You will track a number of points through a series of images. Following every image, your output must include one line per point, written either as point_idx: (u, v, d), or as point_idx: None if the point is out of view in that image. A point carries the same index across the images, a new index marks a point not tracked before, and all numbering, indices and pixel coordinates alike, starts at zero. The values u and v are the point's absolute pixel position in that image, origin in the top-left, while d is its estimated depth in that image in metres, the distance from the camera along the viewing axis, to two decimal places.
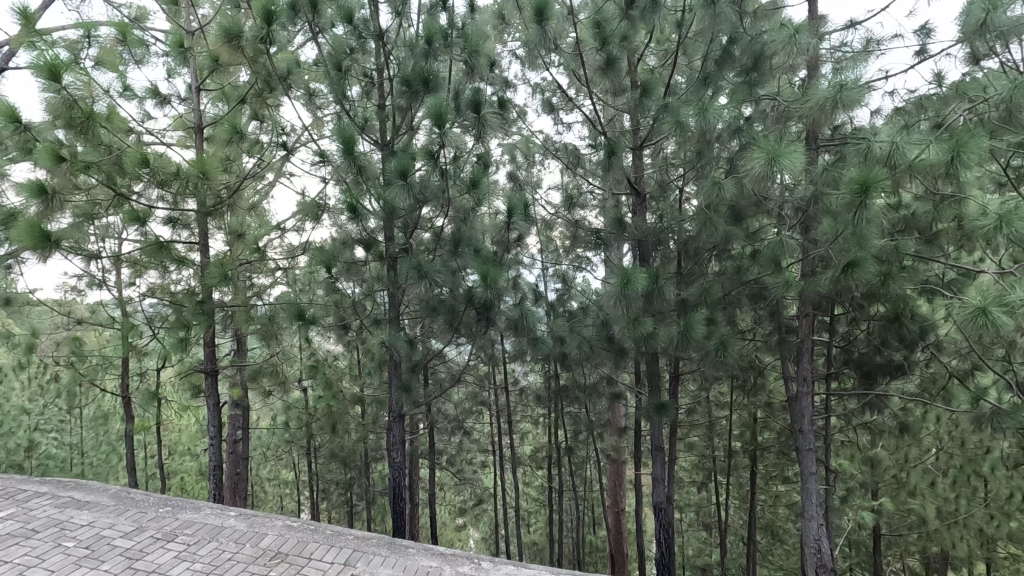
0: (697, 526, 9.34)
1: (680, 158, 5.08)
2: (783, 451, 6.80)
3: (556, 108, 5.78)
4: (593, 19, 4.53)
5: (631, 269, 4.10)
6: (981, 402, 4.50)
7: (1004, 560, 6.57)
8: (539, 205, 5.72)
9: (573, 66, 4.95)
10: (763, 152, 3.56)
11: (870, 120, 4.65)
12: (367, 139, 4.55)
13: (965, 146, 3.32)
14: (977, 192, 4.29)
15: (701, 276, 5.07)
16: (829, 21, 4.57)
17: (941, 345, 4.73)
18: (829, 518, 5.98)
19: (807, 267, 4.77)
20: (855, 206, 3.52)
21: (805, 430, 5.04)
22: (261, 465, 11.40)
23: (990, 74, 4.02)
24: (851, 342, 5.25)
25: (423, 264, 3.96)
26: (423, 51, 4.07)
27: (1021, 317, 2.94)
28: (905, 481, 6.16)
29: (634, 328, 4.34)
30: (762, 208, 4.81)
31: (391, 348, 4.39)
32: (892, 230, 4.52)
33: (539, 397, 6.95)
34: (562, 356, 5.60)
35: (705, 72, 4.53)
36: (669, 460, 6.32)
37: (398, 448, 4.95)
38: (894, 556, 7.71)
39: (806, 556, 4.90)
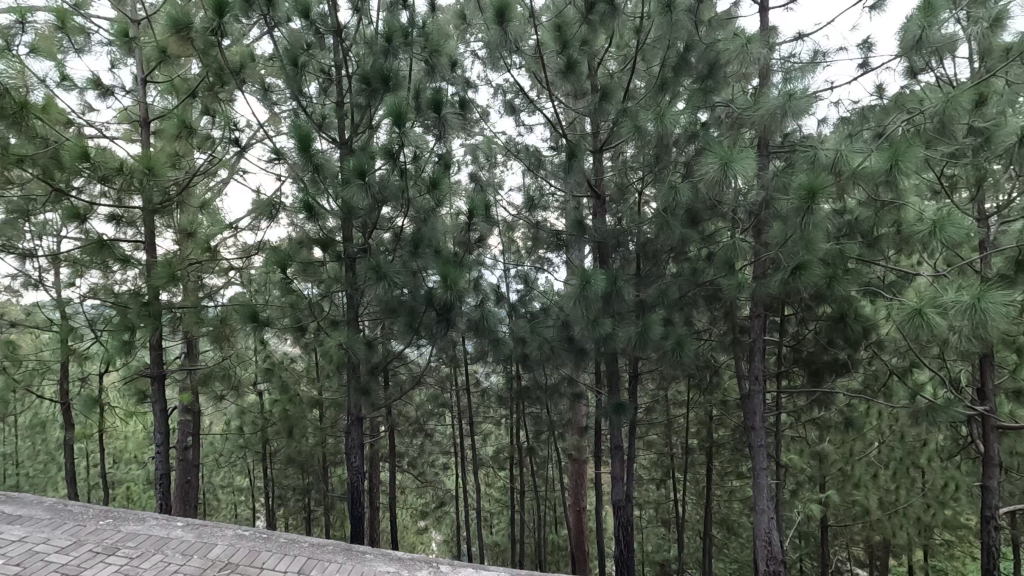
0: (656, 522, 9.52)
1: (639, 161, 5.18)
2: (737, 447, 7.01)
3: (518, 109, 5.81)
4: (553, 22, 4.58)
5: (590, 270, 4.16)
6: (918, 398, 4.77)
7: (940, 546, 7.00)
8: (501, 206, 5.74)
9: (534, 68, 4.97)
10: (718, 157, 3.68)
11: (818, 128, 4.85)
12: (325, 137, 4.46)
13: (903, 155, 3.52)
14: (915, 199, 4.53)
15: (659, 277, 5.18)
16: (780, 32, 4.75)
17: (883, 344, 4.98)
18: (780, 512, 6.21)
19: (759, 269, 4.94)
20: (802, 212, 3.67)
21: (756, 427, 5.22)
22: (213, 473, 11.02)
23: (927, 88, 4.25)
24: (800, 341, 5.46)
25: (382, 264, 3.90)
26: (383, 49, 4.01)
27: (952, 318, 3.14)
28: (850, 473, 6.46)
29: (594, 329, 4.41)
30: (717, 212, 4.95)
31: (349, 350, 4.30)
32: (837, 234, 4.73)
33: (501, 398, 6.96)
34: (524, 357, 5.63)
35: (662, 78, 4.65)
36: (629, 458, 6.41)
37: (357, 452, 4.86)
38: (841, 545, 8.09)
39: (757, 549, 5.05)
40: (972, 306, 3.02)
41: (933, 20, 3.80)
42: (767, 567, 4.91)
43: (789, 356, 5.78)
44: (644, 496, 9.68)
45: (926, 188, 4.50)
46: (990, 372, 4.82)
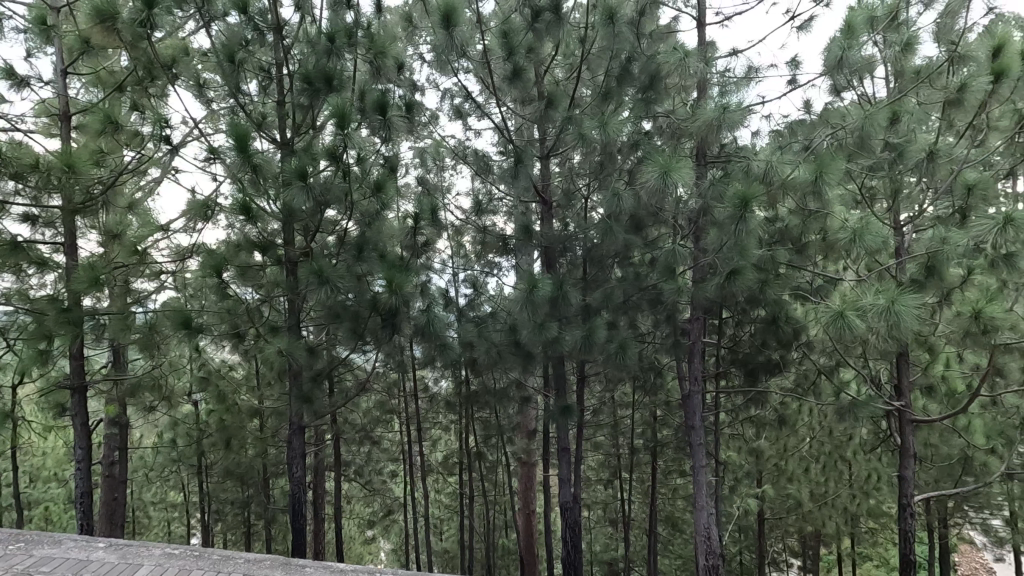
0: (604, 522, 9.69)
1: (585, 168, 5.29)
2: (680, 446, 7.24)
3: (466, 114, 5.82)
4: (500, 29, 4.62)
5: (537, 275, 4.22)
6: (843, 395, 5.09)
7: (865, 534, 7.47)
8: (450, 210, 5.71)
9: (482, 73, 4.98)
10: (657, 165, 3.81)
11: (751, 140, 5.10)
12: (265, 137, 4.30)
13: (826, 168, 3.76)
14: (839, 209, 4.84)
15: (605, 281, 5.30)
16: (716, 48, 4.98)
17: (811, 345, 5.29)
18: (720, 507, 6.45)
19: (698, 274, 5.14)
20: (736, 219, 3.85)
21: (696, 426, 5.41)
22: (143, 489, 10.38)
23: (849, 105, 4.56)
24: (737, 342, 5.71)
25: (324, 269, 3.79)
26: (326, 49, 3.92)
27: (870, 320, 3.38)
28: (784, 468, 6.83)
29: (540, 333, 4.46)
30: (659, 218, 5.11)
31: (290, 357, 4.17)
32: (770, 241, 4.98)
33: (450, 403, 6.90)
34: (472, 362, 5.61)
35: (607, 88, 4.78)
36: (576, 459, 6.49)
37: (298, 462, 4.71)
38: (776, 537, 8.49)
39: (697, 544, 5.24)
40: (887, 309, 3.27)
41: (852, 42, 4.11)
42: (706, 561, 5.10)
43: (727, 357, 6.03)
44: (592, 497, 9.84)
45: (849, 198, 4.82)
46: (906, 370, 5.19)
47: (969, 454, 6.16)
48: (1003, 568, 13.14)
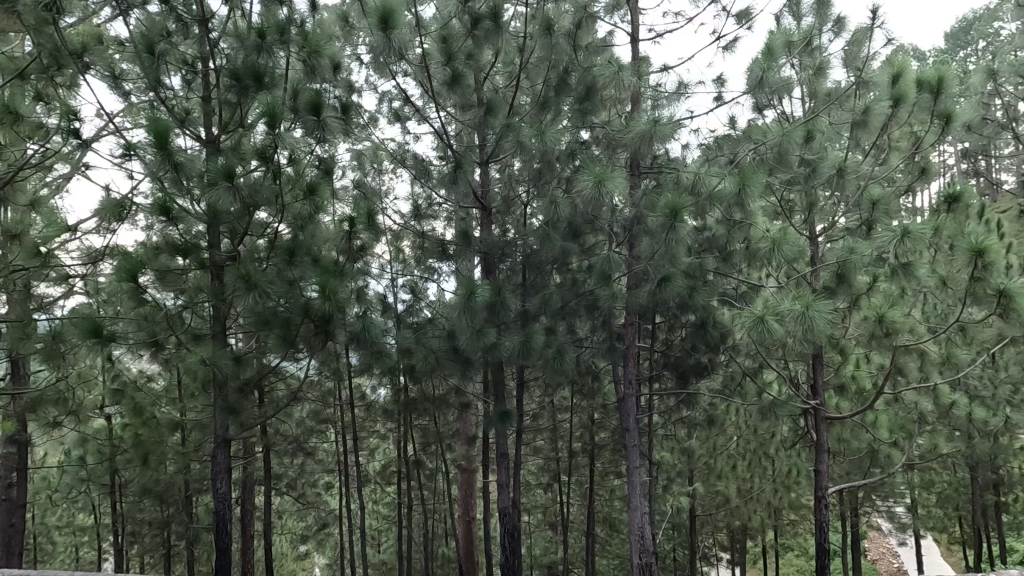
0: (543, 526, 9.76)
1: (524, 174, 5.34)
2: (617, 448, 7.41)
3: (405, 117, 5.75)
4: (438, 34, 4.61)
5: (475, 281, 4.21)
6: (765, 395, 5.39)
7: (786, 526, 7.92)
8: (387, 214, 5.60)
9: (421, 77, 4.94)
10: (592, 175, 3.91)
11: (682, 152, 5.32)
12: (188, 134, 4.06)
13: (748, 181, 4.00)
14: (761, 219, 5.13)
15: (543, 287, 5.37)
16: (649, 63, 5.19)
17: (736, 349, 5.57)
18: (653, 506, 6.66)
19: (632, 280, 5.29)
20: (667, 229, 4.01)
21: (631, 428, 5.57)
22: (46, 513, 9.44)
23: (770, 122, 4.85)
24: (669, 346, 5.93)
25: (252, 273, 3.62)
26: (256, 45, 3.77)
27: (788, 324, 3.62)
28: (713, 466, 7.16)
29: (479, 339, 4.45)
30: (595, 226, 5.23)
31: (215, 367, 3.94)
32: (698, 249, 5.22)
33: (388, 411, 6.74)
34: (410, 368, 5.51)
35: (544, 97, 4.86)
36: (516, 464, 6.51)
37: (223, 477, 4.45)
38: (707, 532, 8.85)
39: (632, 544, 5.39)
40: (803, 314, 3.52)
41: (771, 64, 4.41)
42: (640, 559, 5.25)
43: (660, 360, 6.25)
44: (533, 500, 9.89)
45: (770, 210, 5.12)
46: (820, 370, 5.56)
47: (875, 447, 6.67)
48: (905, 551, 14.33)
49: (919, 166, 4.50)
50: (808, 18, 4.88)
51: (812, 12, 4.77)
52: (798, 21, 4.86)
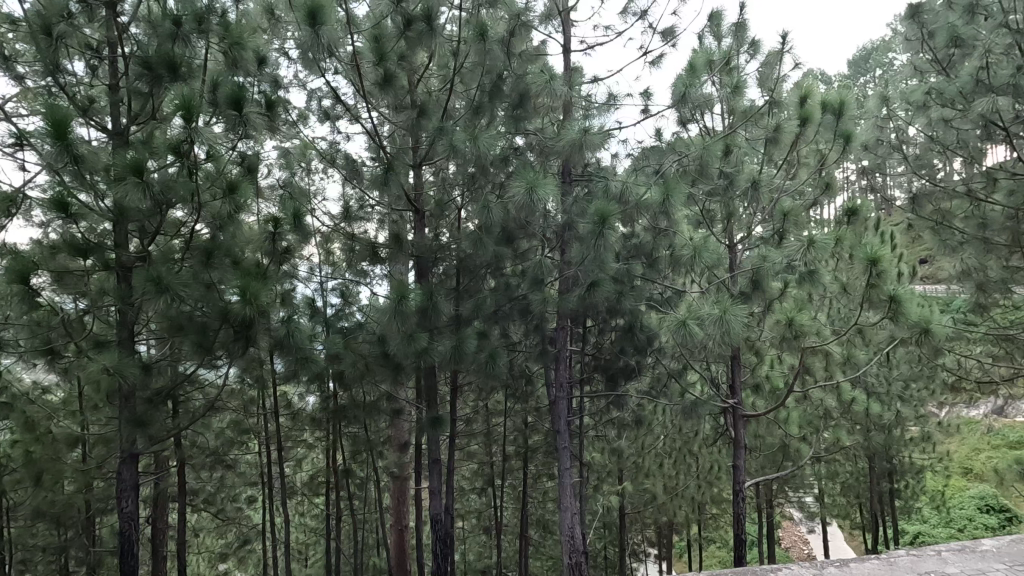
0: (477, 531, 9.72)
1: (458, 178, 5.32)
2: (549, 450, 7.51)
3: (335, 116, 5.58)
4: (371, 33, 4.51)
5: (406, 285, 4.14)
6: (688, 395, 5.64)
7: (709, 519, 8.32)
8: (316, 215, 5.40)
9: (352, 76, 4.81)
10: (524, 181, 3.96)
11: (612, 161, 5.48)
12: (93, 125, 3.74)
13: (671, 192, 4.19)
14: (684, 228, 5.36)
15: (477, 291, 5.35)
16: (581, 74, 5.32)
17: (662, 351, 5.79)
18: (584, 506, 6.80)
19: (563, 284, 5.39)
20: (596, 236, 4.12)
21: (562, 429, 5.65)
22: None
23: (692, 136, 5.10)
24: (599, 349, 6.09)
25: (164, 276, 3.36)
26: (170, 32, 3.52)
27: (707, 328, 3.81)
28: (641, 465, 7.40)
29: (410, 344, 4.37)
30: (528, 231, 5.28)
31: (120, 377, 3.62)
32: (627, 255, 5.39)
33: (315, 420, 6.48)
34: (339, 375, 5.34)
35: (479, 102, 4.86)
36: (449, 470, 6.43)
37: (130, 495, 4.10)
38: (635, 529, 9.13)
39: (562, 545, 5.47)
40: (721, 318, 3.72)
41: (694, 80, 4.64)
42: (570, 559, 5.34)
43: (591, 363, 6.39)
44: (467, 506, 9.82)
45: (693, 219, 5.37)
46: (738, 371, 5.89)
47: (786, 442, 7.14)
48: (814, 537, 15.46)
49: (825, 180, 4.87)
50: (727, 39, 5.18)
51: (730, 34, 5.08)
52: (718, 41, 5.16)
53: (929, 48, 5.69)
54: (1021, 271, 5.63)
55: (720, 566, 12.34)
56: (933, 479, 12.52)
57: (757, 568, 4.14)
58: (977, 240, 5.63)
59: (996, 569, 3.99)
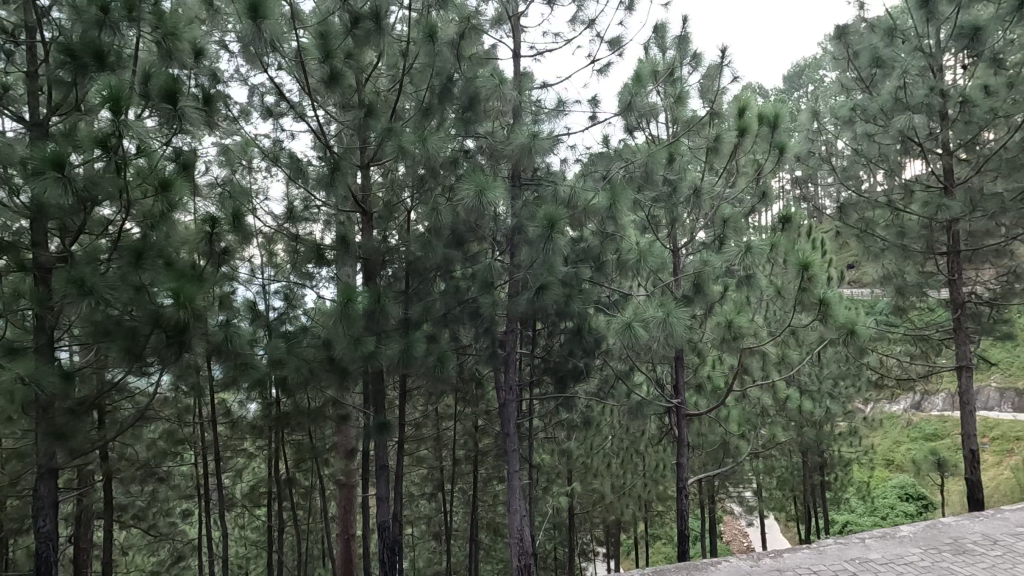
0: (427, 537, 9.59)
1: (407, 180, 5.24)
2: (499, 453, 7.50)
3: (280, 114, 5.40)
4: (316, 30, 4.38)
5: (352, 287, 4.03)
6: (634, 396, 5.77)
7: (654, 516, 8.54)
8: (258, 215, 5.20)
9: (296, 73, 4.66)
10: (473, 184, 3.95)
11: (560, 166, 5.56)
12: (7, 114, 3.44)
13: (617, 198, 4.29)
14: (631, 232, 5.49)
15: (426, 294, 5.28)
16: (531, 79, 5.37)
17: (609, 353, 5.89)
18: (533, 508, 6.83)
19: (512, 287, 5.42)
20: (544, 239, 4.16)
21: (511, 432, 5.66)
22: None
23: (638, 143, 5.24)
24: (548, 352, 6.14)
25: (88, 279, 3.13)
26: (96, 18, 3.29)
27: (652, 330, 3.92)
28: (589, 465, 7.51)
29: (356, 348, 4.25)
30: (477, 234, 5.27)
31: (37, 386, 3.33)
32: (575, 258, 5.47)
33: (256, 428, 6.21)
34: (281, 381, 5.14)
35: (428, 104, 4.81)
36: (397, 476, 6.31)
37: (47, 513, 3.78)
38: (584, 529, 9.27)
39: (511, 548, 5.47)
40: (664, 320, 3.84)
41: (639, 89, 4.77)
42: (519, 562, 5.35)
43: (540, 366, 6.43)
44: (416, 511, 9.69)
45: (639, 223, 5.51)
46: (681, 371, 6.07)
47: (727, 439, 7.42)
48: (753, 530, 16.15)
49: (761, 189, 5.11)
50: (671, 51, 5.36)
51: (674, 46, 5.26)
52: (663, 53, 5.33)
53: (854, 67, 6.09)
54: (933, 276, 6.10)
55: (665, 562, 12.69)
56: (860, 471, 13.35)
57: (698, 561, 4.33)
58: (897, 247, 6.08)
59: (913, 553, 4.29)
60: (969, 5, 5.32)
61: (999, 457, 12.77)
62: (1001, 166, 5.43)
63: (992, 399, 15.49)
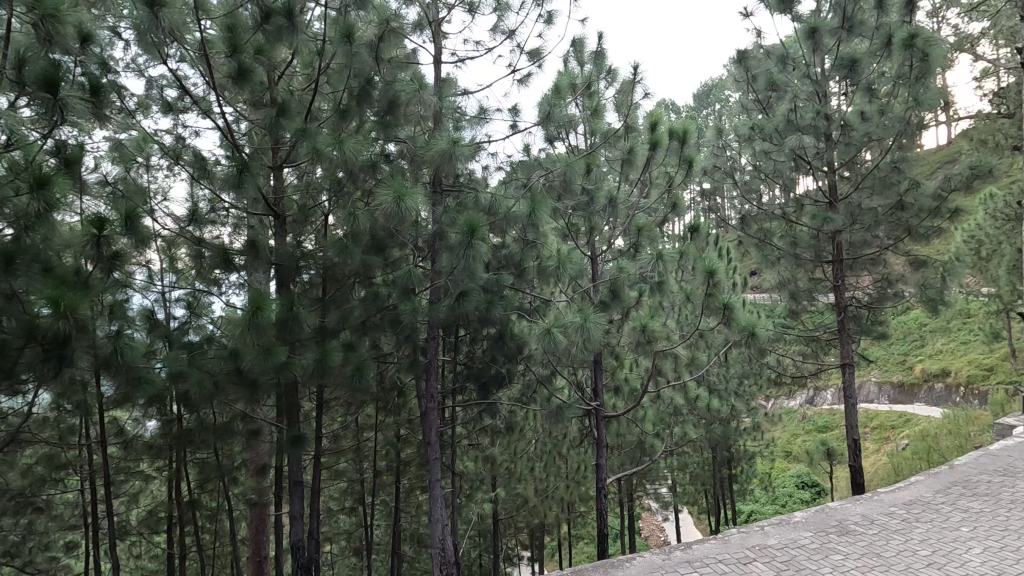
0: (347, 553, 9.24)
1: (323, 183, 5.05)
2: (422, 462, 7.37)
3: (182, 109, 5.02)
4: (223, 22, 4.12)
5: (261, 294, 3.80)
6: (555, 400, 5.88)
7: (576, 517, 8.73)
8: (156, 217, 4.79)
9: (201, 66, 4.36)
10: (392, 189, 3.87)
11: (481, 174, 5.58)
12: None
13: (537, 205, 4.36)
14: (552, 239, 5.61)
15: (344, 301, 5.10)
16: (452, 86, 5.37)
17: (531, 359, 5.96)
18: (456, 516, 6.77)
19: (434, 294, 5.36)
20: (464, 245, 4.14)
21: (433, 440, 5.57)
22: None
23: (558, 153, 5.37)
24: (471, 359, 6.11)
25: None
26: None
27: (570, 335, 4.02)
28: (513, 470, 7.56)
29: (267, 359, 4.02)
30: (398, 240, 5.17)
31: None
32: (497, 265, 5.51)
33: (154, 447, 5.71)
34: (183, 396, 4.76)
35: (345, 105, 4.65)
36: (313, 492, 6.01)
37: None
38: (508, 534, 9.30)
39: (433, 558, 5.38)
40: (581, 326, 3.94)
41: (558, 101, 4.90)
42: (440, 572, 5.27)
43: (463, 373, 6.39)
44: (335, 527, 9.31)
45: (559, 231, 5.64)
46: (600, 375, 6.26)
47: (643, 438, 7.75)
48: (670, 525, 16.94)
49: (671, 200, 5.40)
50: (588, 65, 5.56)
51: (591, 61, 5.46)
52: (581, 66, 5.51)
53: (752, 90, 6.60)
54: (821, 282, 6.70)
55: (588, 561, 13.01)
56: (762, 463, 14.40)
57: (614, 559, 4.47)
58: (791, 256, 6.63)
59: (805, 537, 4.67)
60: (847, 39, 5.93)
61: (877, 444, 14.25)
62: (875, 183, 6.06)
63: (872, 393, 17.27)
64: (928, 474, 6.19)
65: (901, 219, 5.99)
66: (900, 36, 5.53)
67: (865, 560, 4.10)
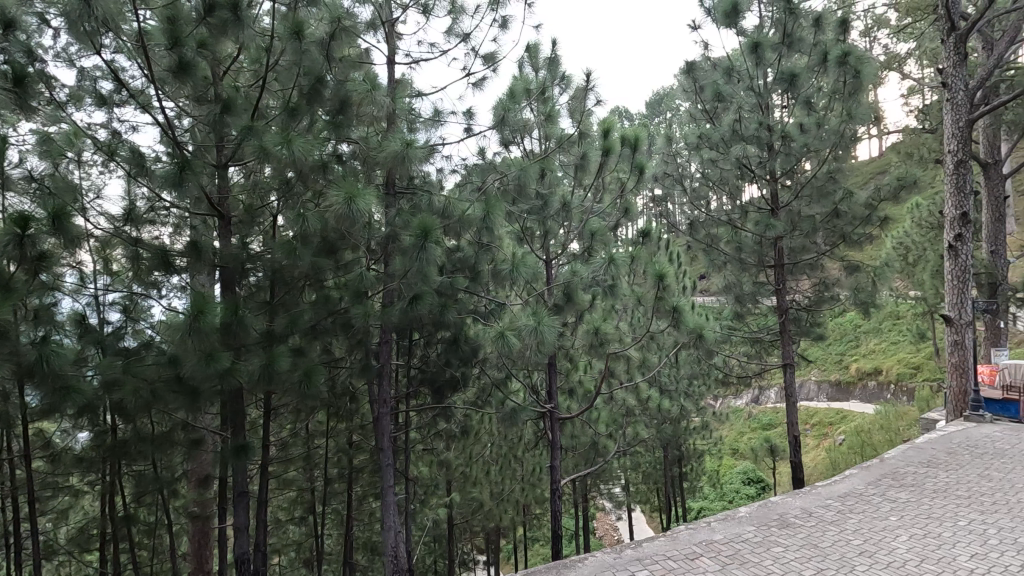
0: (295, 565, 8.93)
1: (271, 183, 4.89)
2: (375, 468, 7.22)
3: (118, 103, 4.75)
4: (162, 12, 3.92)
5: (203, 297, 3.63)
6: (509, 402, 5.88)
7: (531, 519, 8.76)
8: (89, 216, 4.51)
9: (138, 58, 4.13)
10: (343, 190, 3.79)
11: (435, 176, 5.53)
12: None
13: (491, 208, 4.36)
14: (506, 242, 5.62)
15: (292, 304, 4.94)
16: (406, 87, 5.31)
17: (486, 362, 5.95)
18: (410, 522, 6.67)
19: (387, 297, 5.27)
20: (418, 248, 4.09)
21: (386, 446, 5.46)
22: None
23: (512, 157, 5.39)
24: (425, 363, 6.04)
25: None
26: None
27: (524, 338, 4.03)
28: (467, 474, 7.50)
29: (210, 365, 3.85)
30: (349, 242, 5.05)
31: None
32: (451, 268, 5.46)
33: (85, 461, 5.36)
34: (117, 406, 4.49)
35: (295, 104, 4.52)
36: (260, 503, 5.78)
37: None
38: (463, 538, 9.23)
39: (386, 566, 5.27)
40: (535, 328, 3.96)
41: (513, 105, 4.93)
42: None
43: (417, 377, 6.30)
44: (283, 538, 8.99)
45: (514, 235, 5.65)
46: (554, 377, 6.31)
47: (596, 439, 7.87)
48: (623, 523, 17.24)
49: (624, 205, 5.51)
50: (542, 71, 5.62)
51: (545, 67, 5.52)
52: (535, 72, 5.57)
53: (700, 100, 6.83)
54: (764, 285, 6.99)
55: (543, 563, 13.08)
56: (710, 461, 14.87)
57: (568, 559, 4.51)
58: (736, 260, 6.88)
59: (750, 531, 4.84)
60: (787, 54, 6.22)
61: (816, 440, 14.97)
62: (813, 192, 6.39)
63: (812, 391, 18.11)
64: (861, 467, 6.54)
65: (836, 226, 6.32)
66: (835, 54, 5.85)
67: (804, 551, 4.29)
